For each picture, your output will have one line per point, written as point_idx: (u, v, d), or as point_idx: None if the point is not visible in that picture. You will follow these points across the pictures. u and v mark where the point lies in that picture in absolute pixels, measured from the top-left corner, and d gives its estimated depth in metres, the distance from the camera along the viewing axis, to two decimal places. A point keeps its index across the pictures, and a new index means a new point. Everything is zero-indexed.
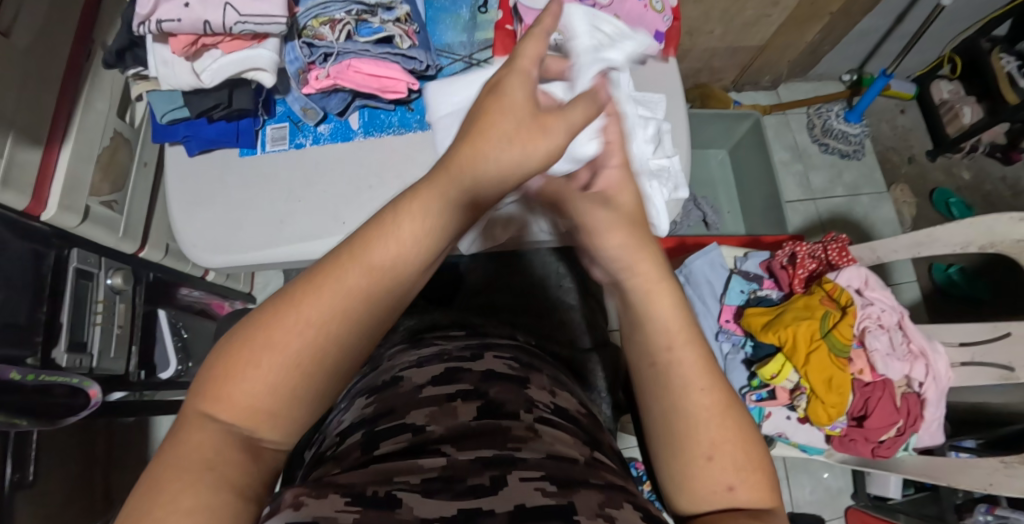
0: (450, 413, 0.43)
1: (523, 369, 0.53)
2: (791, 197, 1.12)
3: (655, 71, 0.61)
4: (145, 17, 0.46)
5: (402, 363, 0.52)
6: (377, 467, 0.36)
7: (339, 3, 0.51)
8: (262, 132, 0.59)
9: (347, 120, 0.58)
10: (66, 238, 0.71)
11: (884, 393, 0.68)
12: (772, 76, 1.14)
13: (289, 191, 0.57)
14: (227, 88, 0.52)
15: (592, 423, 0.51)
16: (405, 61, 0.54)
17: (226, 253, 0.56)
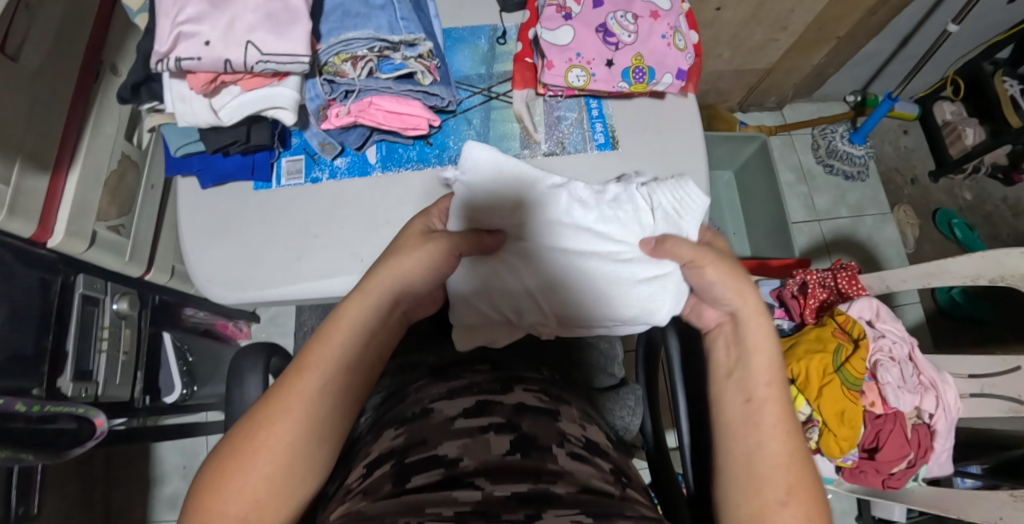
0: (484, 447, 0.45)
1: (554, 401, 0.54)
2: (796, 218, 1.12)
3: (673, 108, 0.61)
4: (164, 54, 0.44)
5: (432, 393, 0.53)
6: (412, 499, 0.39)
7: (361, 40, 0.50)
8: (277, 164, 0.59)
9: (365, 154, 0.59)
10: (72, 264, 0.69)
11: (895, 425, 0.69)
12: (778, 97, 1.15)
13: (307, 227, 0.58)
14: (245, 125, 0.51)
15: (620, 457, 0.52)
16: (426, 97, 0.55)
17: (242, 289, 0.56)
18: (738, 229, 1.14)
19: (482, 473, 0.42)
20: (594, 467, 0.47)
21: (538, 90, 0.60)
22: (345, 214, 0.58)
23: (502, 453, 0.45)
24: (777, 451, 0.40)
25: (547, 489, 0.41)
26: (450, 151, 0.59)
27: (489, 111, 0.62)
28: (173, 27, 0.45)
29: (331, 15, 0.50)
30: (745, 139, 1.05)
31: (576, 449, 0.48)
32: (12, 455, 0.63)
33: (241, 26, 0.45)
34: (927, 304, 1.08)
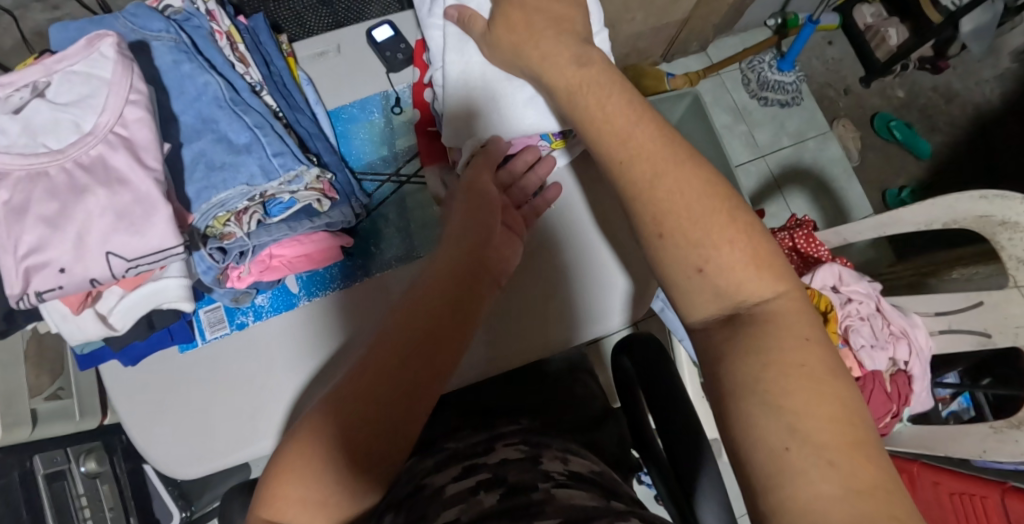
0: (477, 505, 0.43)
1: (534, 447, 0.52)
2: (741, 159, 1.10)
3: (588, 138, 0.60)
4: (21, 293, 0.40)
5: (417, 466, 0.51)
6: None
7: (238, 194, 0.45)
8: (196, 320, 0.56)
9: (285, 285, 0.56)
10: (26, 449, 0.66)
11: (875, 384, 0.70)
12: (699, 39, 1.10)
13: (252, 374, 0.55)
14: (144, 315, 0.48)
15: (612, 478, 0.50)
16: (330, 224, 0.51)
17: (202, 462, 0.53)
18: None
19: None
20: (584, 491, 0.45)
21: (448, 161, 0.57)
22: (286, 353, 0.55)
23: (493, 504, 0.43)
24: (640, 127, 0.37)
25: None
26: (372, 258, 0.57)
27: (403, 198, 0.57)
28: (19, 263, 0.40)
29: (195, 173, 0.45)
30: (676, 98, 1.02)
31: (562, 482, 0.46)
32: None
33: (96, 236, 0.40)
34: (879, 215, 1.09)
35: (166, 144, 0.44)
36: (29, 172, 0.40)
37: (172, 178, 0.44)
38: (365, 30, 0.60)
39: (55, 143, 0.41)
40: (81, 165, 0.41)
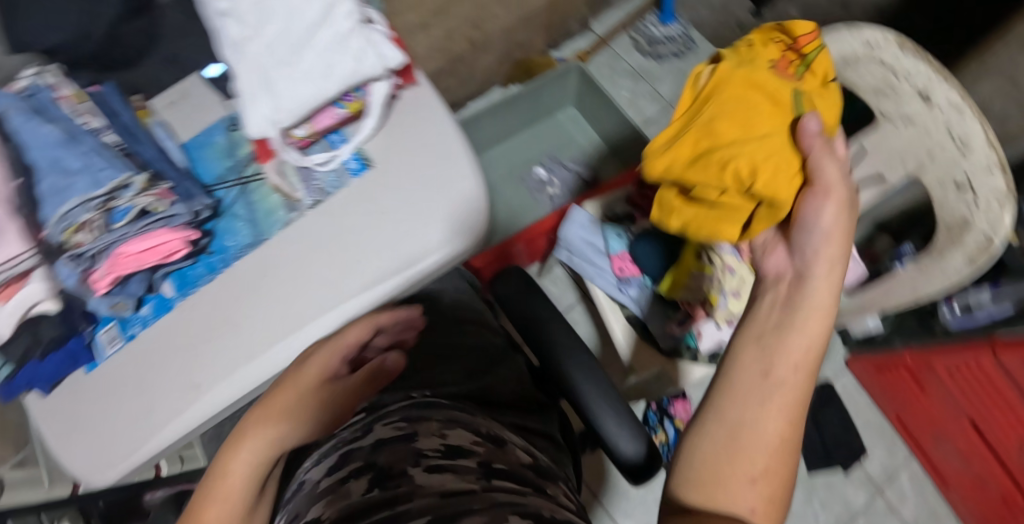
0: (343, 495, 0.46)
1: (412, 425, 0.54)
2: (651, 116, 1.11)
3: (411, 100, 0.62)
4: None
5: (304, 468, 0.55)
6: (316, 496, 0.48)
7: (78, 205, 0.48)
8: (94, 341, 0.57)
9: (161, 292, 0.56)
10: None
11: None
12: (580, 20, 1.15)
13: (147, 371, 0.56)
14: (27, 330, 0.51)
15: (492, 452, 0.51)
16: (170, 221, 0.53)
17: (115, 466, 0.55)
18: (605, 154, 1.13)
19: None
20: (454, 472, 0.47)
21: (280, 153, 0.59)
22: (170, 351, 0.56)
23: (360, 493, 0.46)
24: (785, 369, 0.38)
25: (401, 511, 0.42)
26: (234, 252, 0.57)
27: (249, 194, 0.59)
28: None
29: (45, 198, 0.50)
30: (564, 74, 1.06)
31: (434, 462, 0.49)
32: None
33: None
34: None
35: (16, 180, 0.50)
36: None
37: (27, 209, 0.49)
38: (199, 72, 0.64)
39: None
40: None
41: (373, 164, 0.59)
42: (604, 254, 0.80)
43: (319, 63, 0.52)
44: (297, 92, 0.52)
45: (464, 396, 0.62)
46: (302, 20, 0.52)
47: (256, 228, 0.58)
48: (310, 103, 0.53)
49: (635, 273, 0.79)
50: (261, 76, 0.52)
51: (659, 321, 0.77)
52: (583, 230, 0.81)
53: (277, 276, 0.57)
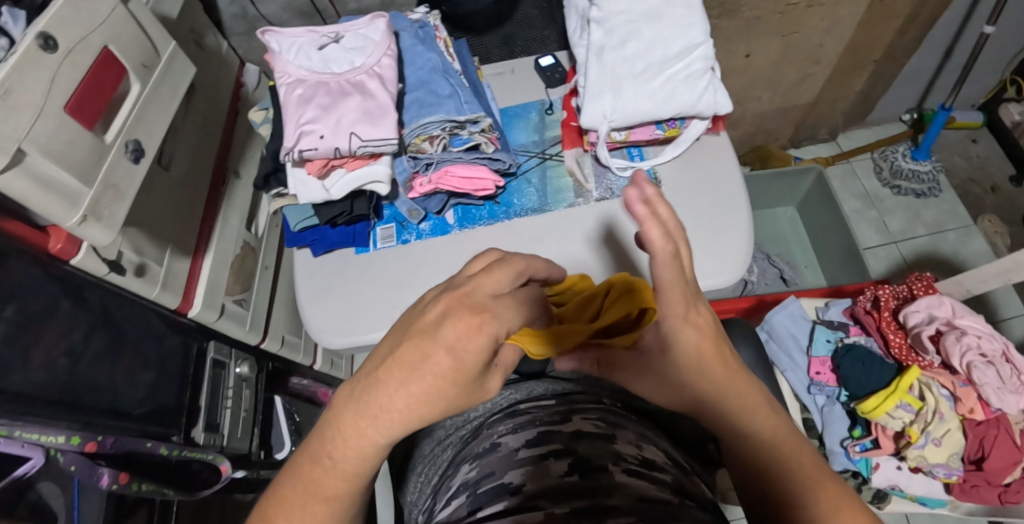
0: (544, 471, 0.53)
1: (609, 426, 0.60)
2: (869, 244, 1.11)
3: (709, 145, 0.67)
4: (292, 148, 0.56)
5: (500, 429, 0.63)
6: (520, 460, 0.56)
7: (436, 122, 0.60)
8: (373, 232, 0.66)
9: (444, 217, 0.66)
10: (206, 333, 0.82)
11: (999, 430, 0.67)
12: (829, 128, 1.17)
13: (406, 270, 0.64)
14: (349, 199, 0.62)
15: (680, 474, 0.56)
16: (491, 162, 0.64)
17: (349, 335, 0.62)
18: (810, 262, 1.14)
19: (542, 495, 0.49)
20: (651, 481, 0.52)
21: (584, 146, 0.67)
22: (432, 266, 0.64)
23: (562, 473, 0.52)
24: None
25: (605, 501, 0.48)
26: (516, 208, 0.66)
27: (545, 170, 0.68)
28: (298, 129, 0.57)
29: (411, 107, 0.61)
30: (800, 172, 1.08)
31: (632, 466, 0.54)
32: (158, 491, 0.73)
33: (347, 122, 0.56)
34: None
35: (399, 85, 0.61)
36: (318, 80, 0.59)
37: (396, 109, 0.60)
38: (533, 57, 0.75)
39: (339, 68, 0.59)
40: (350, 84, 0.58)
41: (660, 185, 0.66)
42: (803, 351, 0.79)
43: (666, 88, 0.61)
44: (635, 101, 0.61)
45: (649, 413, 0.67)
46: (664, 52, 0.62)
47: (543, 198, 0.66)
48: (643, 117, 0.62)
49: (831, 381, 0.77)
50: (612, 81, 0.62)
51: (838, 438, 0.73)
52: (792, 322, 0.81)
53: (549, 241, 0.64)
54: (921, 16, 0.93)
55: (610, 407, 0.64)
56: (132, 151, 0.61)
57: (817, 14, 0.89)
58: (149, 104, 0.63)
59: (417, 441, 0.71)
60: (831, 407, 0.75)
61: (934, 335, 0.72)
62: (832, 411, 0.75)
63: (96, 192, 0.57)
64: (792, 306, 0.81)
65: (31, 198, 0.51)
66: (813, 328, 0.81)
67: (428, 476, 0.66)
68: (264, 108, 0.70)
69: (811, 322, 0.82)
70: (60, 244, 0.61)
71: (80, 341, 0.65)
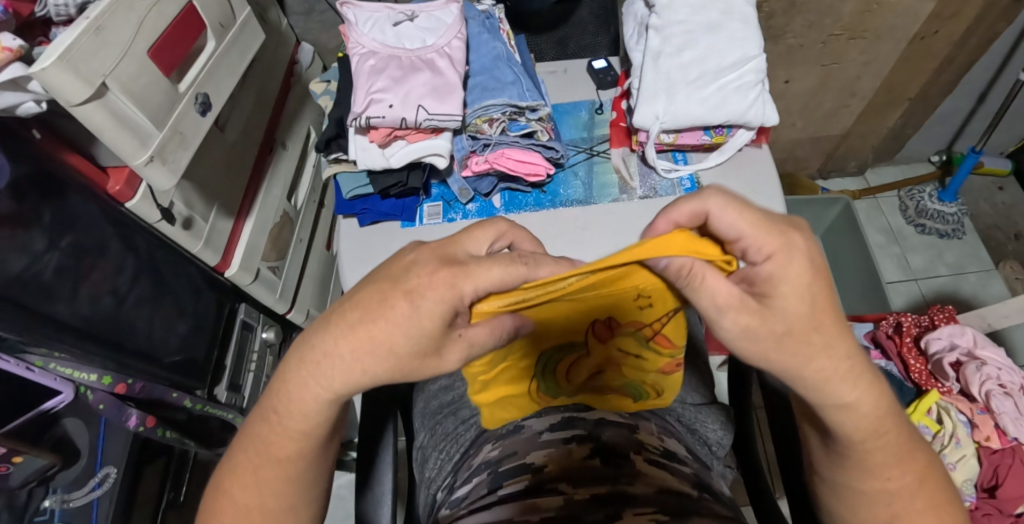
0: (566, 454, 0.53)
1: (633, 418, 0.60)
2: (890, 278, 1.12)
3: (751, 156, 0.69)
4: (359, 114, 0.59)
5: (525, 413, 0.63)
6: (544, 443, 0.56)
7: (498, 106, 0.63)
8: (420, 208, 0.68)
9: (491, 200, 0.68)
10: (239, 294, 0.84)
11: (1015, 460, 0.68)
12: (858, 162, 1.20)
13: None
14: (405, 171, 0.65)
15: (700, 470, 0.56)
16: (544, 151, 0.66)
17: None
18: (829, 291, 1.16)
19: (563, 479, 0.50)
20: (672, 472, 0.53)
21: (631, 145, 0.70)
22: None
23: (583, 457, 0.53)
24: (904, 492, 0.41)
25: (625, 489, 0.48)
26: (562, 198, 0.68)
27: (591, 165, 0.70)
28: (367, 97, 0.59)
29: (474, 90, 0.64)
30: (828, 202, 1.10)
31: (653, 456, 0.54)
32: (177, 440, 0.75)
33: (415, 95, 0.59)
34: None
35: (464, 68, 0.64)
36: (390, 54, 0.62)
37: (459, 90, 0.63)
38: (587, 59, 0.78)
39: (411, 45, 0.62)
40: (418, 61, 0.61)
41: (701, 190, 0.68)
42: None
43: (718, 96, 0.63)
44: (689, 104, 0.63)
45: (671, 410, 0.67)
46: (718, 62, 0.64)
47: (589, 191, 0.68)
48: (692, 121, 0.64)
49: None
50: (666, 85, 0.64)
51: None
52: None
53: (590, 231, 0.66)
54: (959, 58, 0.95)
55: (635, 401, 0.64)
56: (200, 104, 0.63)
57: (859, 46, 0.92)
58: (219, 63, 0.66)
59: (439, 414, 0.71)
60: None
61: (954, 363, 0.74)
62: None
63: (164, 136, 0.59)
64: None
65: (105, 132, 0.53)
66: None
67: (447, 452, 0.67)
68: (325, 81, 0.72)
69: None
70: (119, 186, 0.62)
71: (125, 283, 0.68)
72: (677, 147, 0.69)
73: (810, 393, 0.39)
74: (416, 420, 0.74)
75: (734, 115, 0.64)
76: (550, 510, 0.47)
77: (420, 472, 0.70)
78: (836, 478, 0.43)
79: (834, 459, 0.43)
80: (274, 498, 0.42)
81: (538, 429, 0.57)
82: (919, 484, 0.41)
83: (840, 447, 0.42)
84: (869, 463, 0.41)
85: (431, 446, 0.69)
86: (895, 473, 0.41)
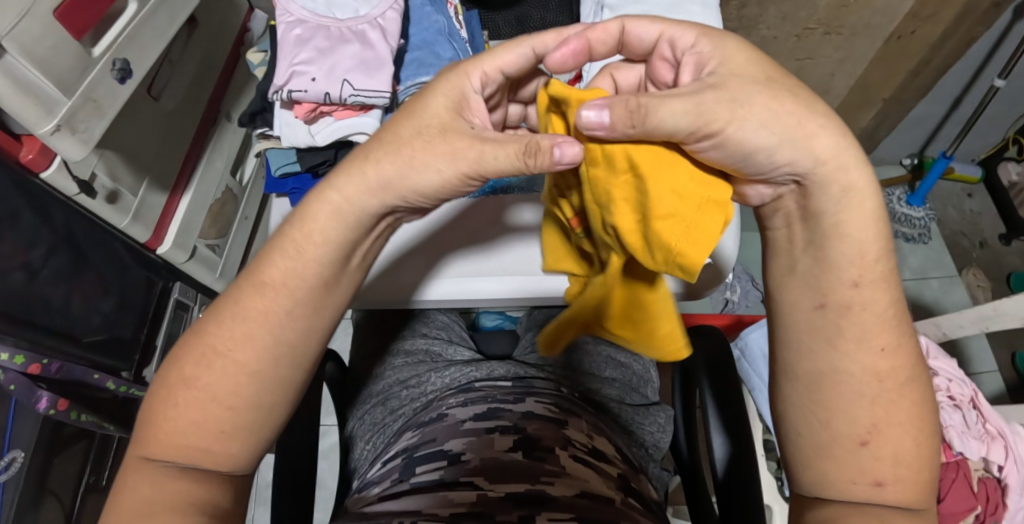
0: (486, 444, 0.50)
1: (563, 412, 0.57)
2: None
3: None
4: (280, 87, 0.60)
5: (450, 402, 0.60)
6: (465, 431, 0.53)
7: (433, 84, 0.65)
8: None
9: None
10: (173, 272, 0.81)
11: (958, 474, 0.64)
12: None
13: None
14: (334, 148, 0.66)
15: (630, 469, 0.53)
16: None
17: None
18: None
19: (478, 473, 0.47)
20: (598, 470, 0.49)
21: None
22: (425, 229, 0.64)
23: (503, 450, 0.49)
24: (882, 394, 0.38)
25: (544, 490, 0.44)
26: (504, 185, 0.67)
27: None
28: (291, 67, 0.61)
29: (409, 66, 0.65)
30: None
31: (579, 452, 0.51)
32: (95, 424, 0.71)
33: (341, 68, 0.60)
34: (1008, 377, 1.00)
35: (400, 41, 0.64)
36: (319, 23, 0.62)
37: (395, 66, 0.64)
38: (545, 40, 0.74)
39: (343, 14, 0.63)
40: (352, 32, 0.62)
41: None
42: None
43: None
44: None
45: (608, 410, 0.65)
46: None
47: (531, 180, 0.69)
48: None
49: None
50: None
51: None
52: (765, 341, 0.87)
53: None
54: (935, 60, 0.93)
55: (565, 394, 0.62)
56: (118, 70, 0.58)
57: (833, 42, 0.88)
58: (144, 26, 0.61)
59: (370, 407, 0.68)
60: None
61: None
62: None
63: (74, 104, 0.55)
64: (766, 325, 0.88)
65: (3, 97, 0.49)
66: None
67: (374, 443, 0.64)
68: (262, 51, 0.71)
69: None
70: (33, 155, 0.57)
71: (39, 257, 0.63)
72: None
73: (813, 184, 0.37)
74: (346, 408, 0.71)
75: None
76: (458, 506, 0.43)
77: (348, 463, 0.67)
78: (823, 366, 0.39)
79: (823, 337, 0.39)
80: (243, 348, 0.40)
81: (459, 416, 0.54)
82: (906, 377, 0.39)
83: (840, 303, 0.38)
84: (865, 333, 0.38)
85: (359, 437, 0.66)
86: (890, 347, 0.39)
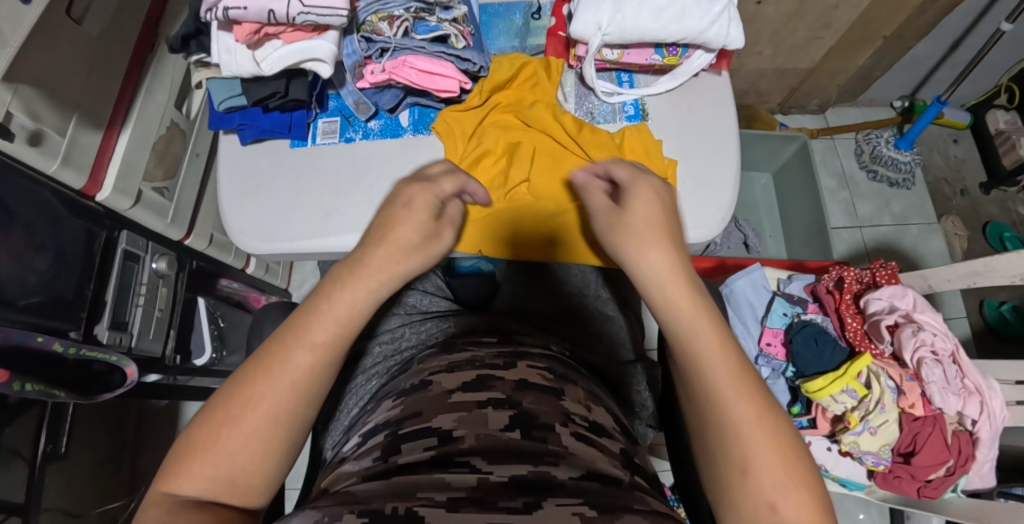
0: (480, 421, 0.46)
1: (558, 380, 0.53)
2: (836, 224, 1.12)
3: (709, 83, 0.68)
4: (213, 4, 0.50)
5: (433, 365, 0.55)
6: (455, 403, 0.48)
7: (399, 1, 0.58)
8: (313, 124, 0.66)
9: (398, 117, 0.66)
10: (117, 220, 0.72)
11: (934, 428, 0.74)
12: (820, 100, 1.15)
13: (349, 171, 0.64)
14: (284, 78, 0.59)
15: (627, 441, 0.52)
16: (459, 60, 0.62)
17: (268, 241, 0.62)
18: (775, 232, 1.14)
19: (476, 453, 0.43)
20: (599, 449, 0.47)
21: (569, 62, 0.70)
22: (377, 173, 0.64)
23: (501, 429, 0.45)
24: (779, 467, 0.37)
25: (550, 473, 0.42)
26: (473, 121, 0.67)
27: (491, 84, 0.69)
28: None
29: None
30: (785, 140, 1.05)
31: (580, 430, 0.48)
32: (44, 392, 0.67)
33: None
34: (974, 322, 1.07)
35: None
36: None
37: None
38: None
39: None
40: None
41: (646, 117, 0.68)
42: (758, 321, 0.85)
43: (677, 6, 0.59)
44: (640, 21, 0.59)
45: None
46: None
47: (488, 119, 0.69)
48: (642, 34, 0.60)
49: (779, 355, 0.83)
50: None
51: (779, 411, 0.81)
52: (753, 290, 0.86)
53: None
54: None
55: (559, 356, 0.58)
56: None
57: None
58: None
59: (347, 373, 0.64)
60: (776, 381, 0.82)
61: (892, 325, 0.77)
62: (775, 383, 0.82)
63: None
64: (755, 273, 0.85)
65: None
66: (773, 299, 0.86)
67: (348, 404, 0.59)
68: None
69: (772, 292, 0.86)
70: None
71: None
72: (622, 65, 0.67)
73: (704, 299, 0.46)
74: None
75: (693, 32, 0.59)
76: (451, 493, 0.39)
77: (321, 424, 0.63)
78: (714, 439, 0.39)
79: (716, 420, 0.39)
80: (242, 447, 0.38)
81: (448, 386, 0.49)
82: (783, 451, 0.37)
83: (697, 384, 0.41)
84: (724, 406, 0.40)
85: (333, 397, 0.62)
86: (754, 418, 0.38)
